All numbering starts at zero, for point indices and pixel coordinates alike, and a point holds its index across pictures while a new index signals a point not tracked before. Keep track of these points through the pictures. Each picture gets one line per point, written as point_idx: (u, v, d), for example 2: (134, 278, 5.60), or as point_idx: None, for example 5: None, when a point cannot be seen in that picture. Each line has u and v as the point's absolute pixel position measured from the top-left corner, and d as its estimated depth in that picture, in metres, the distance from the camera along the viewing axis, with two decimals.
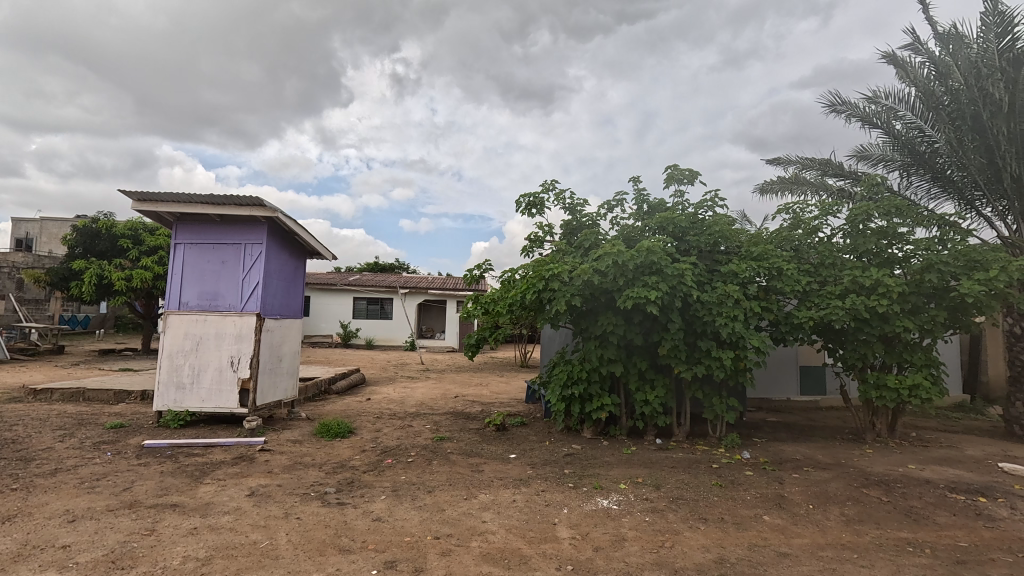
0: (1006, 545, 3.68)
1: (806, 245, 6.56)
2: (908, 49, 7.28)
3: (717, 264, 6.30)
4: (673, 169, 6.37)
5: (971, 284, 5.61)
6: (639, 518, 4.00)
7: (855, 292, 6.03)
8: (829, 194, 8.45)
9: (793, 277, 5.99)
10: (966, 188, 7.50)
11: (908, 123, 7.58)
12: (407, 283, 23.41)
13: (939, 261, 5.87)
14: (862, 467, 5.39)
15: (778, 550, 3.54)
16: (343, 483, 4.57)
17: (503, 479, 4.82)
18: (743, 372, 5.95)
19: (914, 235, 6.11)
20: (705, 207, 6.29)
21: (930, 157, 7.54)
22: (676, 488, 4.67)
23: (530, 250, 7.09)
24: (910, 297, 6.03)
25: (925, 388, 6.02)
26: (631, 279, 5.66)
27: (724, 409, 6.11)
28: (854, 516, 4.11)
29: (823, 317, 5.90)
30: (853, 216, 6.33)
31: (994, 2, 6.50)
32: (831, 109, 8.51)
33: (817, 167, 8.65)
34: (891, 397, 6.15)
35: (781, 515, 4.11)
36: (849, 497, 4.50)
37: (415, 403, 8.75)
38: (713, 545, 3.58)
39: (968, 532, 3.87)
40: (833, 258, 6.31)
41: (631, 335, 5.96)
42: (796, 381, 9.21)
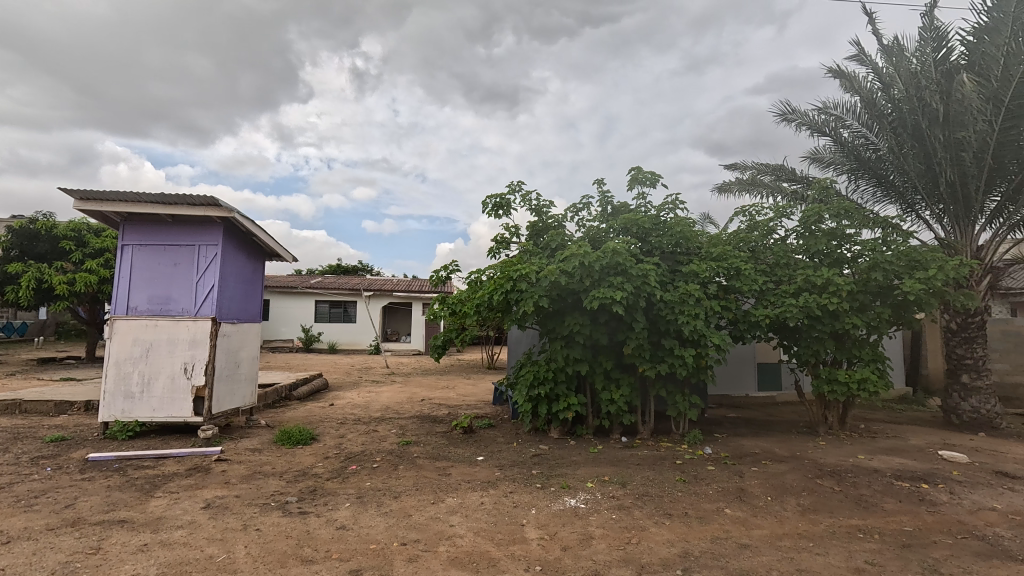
0: (947, 528, 3.91)
1: (762, 246, 6.82)
2: (854, 61, 7.69)
3: (679, 265, 6.44)
4: (635, 172, 6.49)
5: (912, 282, 5.94)
6: (606, 516, 4.04)
7: (807, 290, 6.31)
8: (783, 197, 8.80)
9: (751, 276, 6.21)
10: (906, 193, 7.95)
11: (853, 132, 8.09)
12: (371, 285, 23.01)
13: (883, 261, 6.20)
14: (816, 459, 5.62)
15: (740, 542, 3.65)
16: (304, 492, 4.43)
17: (470, 482, 4.78)
18: (704, 370, 6.14)
19: (861, 237, 6.42)
20: (667, 210, 6.43)
21: (874, 163, 8.01)
22: (642, 485, 4.74)
23: (497, 251, 7.07)
24: (858, 296, 6.33)
25: (872, 381, 6.34)
26: (596, 280, 5.70)
27: (686, 406, 6.26)
28: (809, 506, 4.29)
29: (779, 314, 6.16)
30: (805, 218, 6.63)
31: (930, 18, 6.94)
32: (783, 117, 8.90)
33: (771, 173, 9.04)
34: (842, 391, 6.44)
35: (741, 507, 4.24)
36: (804, 488, 4.68)
37: (380, 408, 8.59)
38: (677, 539, 3.66)
39: (913, 517, 4.10)
40: (787, 259, 6.59)
41: (597, 335, 6.05)
42: (754, 379, 9.53)
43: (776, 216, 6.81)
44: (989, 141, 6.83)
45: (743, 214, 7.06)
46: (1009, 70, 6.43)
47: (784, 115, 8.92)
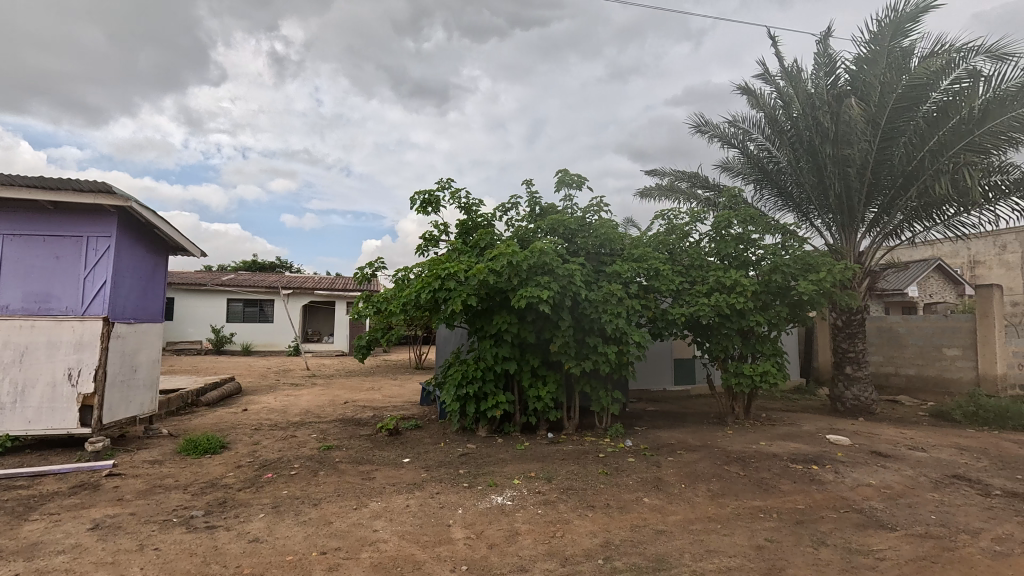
0: (832, 504, 4.37)
1: (678, 248, 7.24)
2: (760, 79, 8.37)
3: (603, 265, 6.68)
4: (562, 175, 6.64)
5: (806, 284, 6.57)
6: (532, 511, 4.11)
7: (718, 290, 6.78)
8: (697, 203, 9.40)
9: (668, 276, 6.57)
10: (801, 203, 8.76)
11: (759, 145, 8.82)
12: (290, 282, 21.80)
13: (782, 264, 6.80)
14: (724, 447, 6.06)
15: (656, 528, 3.85)
16: (212, 505, 4.10)
17: (395, 485, 4.67)
18: (626, 365, 6.42)
19: (764, 242, 7.00)
20: (592, 212, 6.65)
21: (776, 174, 8.78)
22: (567, 479, 4.87)
23: (425, 249, 6.96)
24: (761, 295, 6.90)
25: (772, 374, 6.94)
26: (524, 279, 5.78)
27: (609, 401, 6.51)
28: (718, 491, 4.61)
29: (693, 313, 6.58)
30: (716, 223, 7.12)
31: (823, 45, 7.71)
32: (698, 128, 9.50)
33: (687, 180, 9.63)
34: (747, 383, 6.99)
35: (658, 496, 4.48)
36: (714, 474, 5.02)
37: (299, 412, 8.16)
38: (599, 530, 3.79)
39: (805, 496, 4.53)
40: (701, 261, 7.04)
41: (524, 333, 6.12)
42: (671, 373, 10.11)
43: (691, 220, 7.26)
44: (869, 158, 7.68)
45: (662, 218, 7.46)
46: (885, 96, 7.28)
47: (699, 126, 9.52)
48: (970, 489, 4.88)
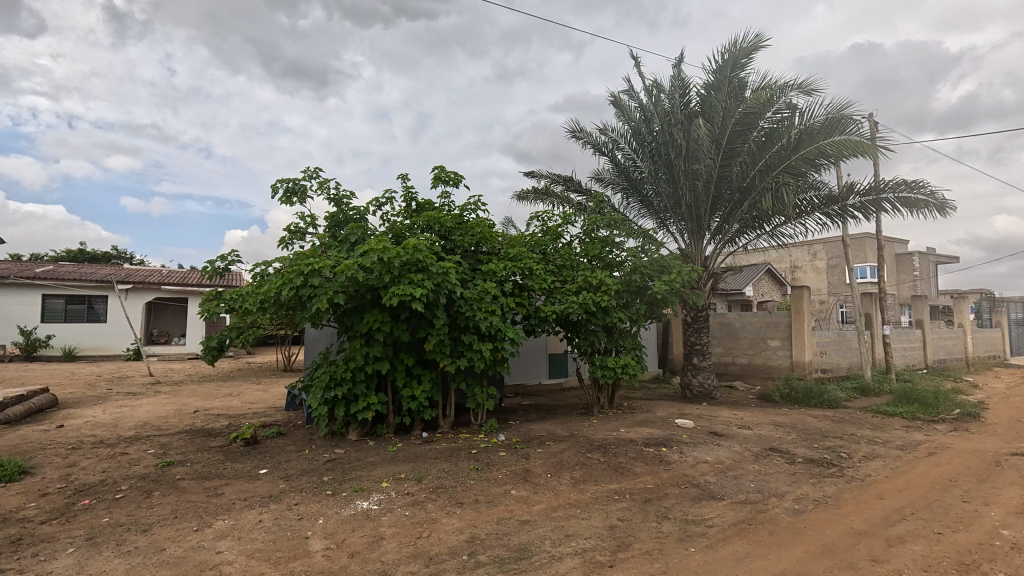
0: (675, 481, 4.90)
1: (551, 249, 7.59)
2: (626, 94, 9.08)
3: (479, 264, 6.76)
4: (439, 171, 6.59)
5: (660, 284, 7.28)
6: (399, 513, 4.02)
7: (586, 289, 7.23)
8: (570, 206, 9.92)
9: (541, 275, 6.86)
10: (659, 210, 9.68)
11: (626, 154, 9.64)
12: (130, 276, 18.92)
13: (641, 266, 7.45)
14: (588, 436, 6.49)
15: (521, 518, 3.99)
16: (2, 544, 3.39)
17: (248, 500, 4.27)
18: (500, 362, 6.57)
19: (626, 245, 7.61)
20: (469, 210, 6.69)
21: (639, 182, 9.70)
22: (437, 478, 4.84)
23: (290, 242, 6.46)
24: (623, 294, 7.48)
25: (632, 366, 7.58)
26: (397, 276, 5.63)
27: (484, 397, 6.61)
28: (580, 478, 4.92)
29: (563, 310, 6.94)
30: (585, 226, 7.59)
31: (678, 70, 8.59)
32: (573, 134, 10.04)
33: (562, 184, 10.14)
34: (610, 375, 7.55)
35: (525, 487, 4.65)
36: (577, 462, 5.35)
37: (134, 425, 7.11)
38: (466, 526, 3.83)
39: (654, 476, 5.03)
40: (571, 261, 7.45)
41: (398, 332, 5.97)
42: (545, 367, 10.59)
43: (563, 223, 7.64)
44: (713, 173, 8.75)
45: (537, 219, 7.79)
46: (726, 119, 8.37)
47: (573, 133, 10.07)
48: (781, 459, 5.79)
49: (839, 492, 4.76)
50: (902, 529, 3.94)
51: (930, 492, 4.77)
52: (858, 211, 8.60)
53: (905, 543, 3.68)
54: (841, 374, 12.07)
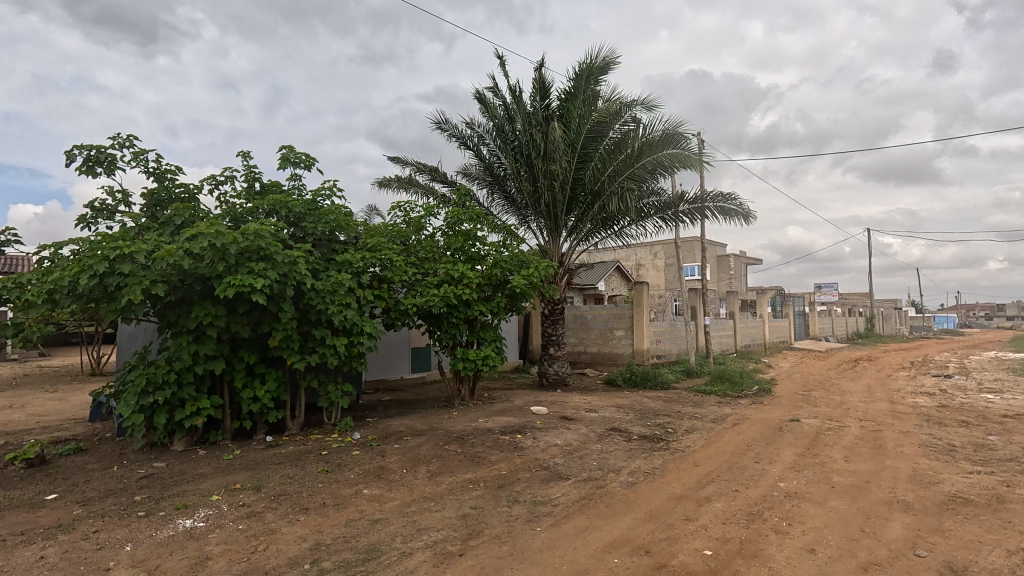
0: (527, 466, 5.15)
1: (413, 240, 7.43)
2: (491, 91, 9.24)
3: (333, 253, 6.36)
4: (287, 151, 6.05)
5: (519, 278, 7.56)
6: (231, 528, 3.62)
7: (447, 282, 7.22)
8: (435, 198, 9.83)
9: (401, 267, 6.68)
10: (521, 207, 10.06)
11: (490, 151, 9.87)
12: None
13: (502, 260, 7.65)
14: (447, 428, 6.51)
15: (371, 518, 3.86)
16: None
17: (26, 534, 3.49)
18: (356, 357, 6.27)
19: (488, 239, 7.75)
20: (322, 196, 6.26)
21: (503, 179, 10.03)
22: (280, 484, 4.46)
23: (93, 221, 5.43)
24: (485, 287, 7.61)
25: (492, 358, 7.77)
26: (234, 265, 5.05)
27: (338, 395, 6.25)
28: (436, 470, 4.92)
29: (424, 303, 6.85)
30: (448, 219, 7.57)
31: (540, 74, 8.98)
32: (439, 125, 9.94)
33: (427, 175, 10.02)
34: (471, 367, 7.68)
35: (378, 485, 4.51)
36: (434, 455, 5.33)
37: None
38: (310, 533, 3.58)
39: (508, 462, 5.23)
40: (433, 253, 7.37)
41: (235, 327, 5.36)
42: (407, 362, 10.40)
43: (425, 214, 7.53)
44: (569, 175, 9.34)
45: (398, 209, 7.60)
46: (581, 126, 9.00)
47: (439, 123, 9.97)
48: (620, 437, 6.42)
49: (664, 463, 5.42)
50: (709, 490, 4.62)
51: (732, 456, 5.68)
52: (688, 217, 9.83)
53: (711, 502, 4.31)
54: (672, 359, 13.78)
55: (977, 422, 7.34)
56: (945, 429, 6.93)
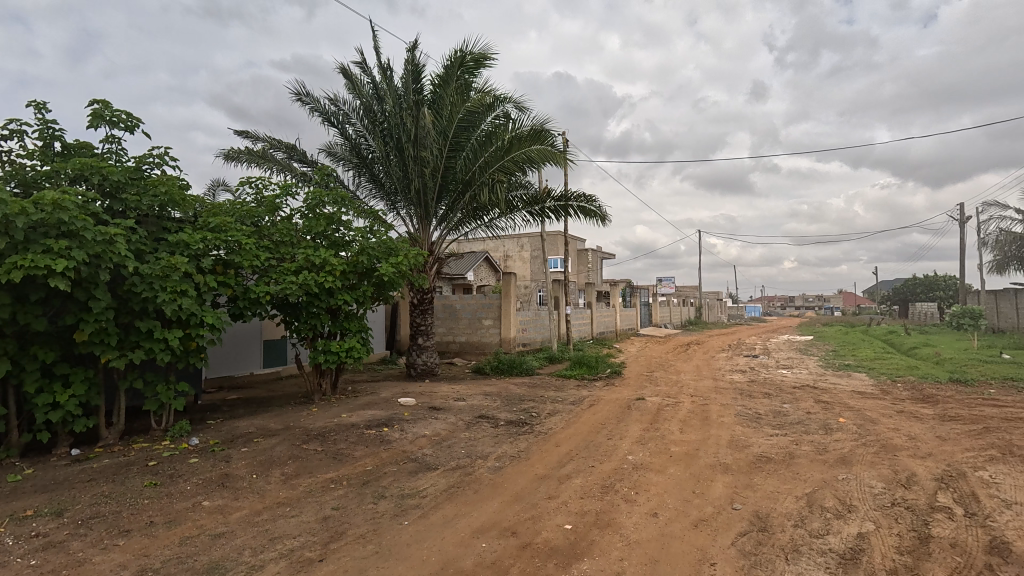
0: (394, 460, 5.00)
1: (266, 222, 6.72)
2: (359, 67, 8.71)
3: (165, 233, 5.48)
4: (100, 108, 5.07)
5: (387, 266, 7.26)
6: (18, 567, 2.93)
7: (307, 269, 6.67)
8: (293, 176, 9.00)
9: (252, 251, 6.00)
10: (390, 192, 9.68)
11: (357, 130, 9.33)
12: None
13: (368, 247, 7.28)
14: (305, 426, 6.03)
15: (213, 532, 3.42)
16: None
17: None
18: (194, 352, 5.49)
19: (353, 224, 7.31)
20: (149, 164, 5.34)
21: (370, 162, 9.57)
22: (90, 506, 3.73)
23: None
24: (350, 275, 7.16)
25: (357, 349, 7.37)
26: (22, 242, 4.07)
27: (170, 396, 5.41)
28: (292, 472, 4.53)
29: (279, 291, 6.25)
30: (309, 200, 6.98)
31: (411, 55, 8.70)
32: (298, 97, 9.10)
33: (283, 150, 9.13)
34: (334, 359, 7.22)
35: (222, 495, 4.02)
36: (290, 456, 4.91)
37: None
38: (132, 559, 3.05)
39: (373, 457, 5.02)
40: (291, 237, 6.75)
41: (25, 319, 4.35)
42: (259, 356, 9.45)
43: (281, 194, 6.85)
44: (440, 163, 9.22)
45: (249, 186, 6.81)
46: (452, 114, 8.92)
47: (299, 95, 9.13)
48: (488, 424, 6.55)
49: (528, 446, 5.65)
50: (569, 468, 4.93)
51: (589, 435, 6.13)
52: (553, 211, 10.31)
53: (570, 479, 4.61)
54: (536, 346, 14.47)
55: (775, 393, 8.90)
56: (754, 400, 8.29)
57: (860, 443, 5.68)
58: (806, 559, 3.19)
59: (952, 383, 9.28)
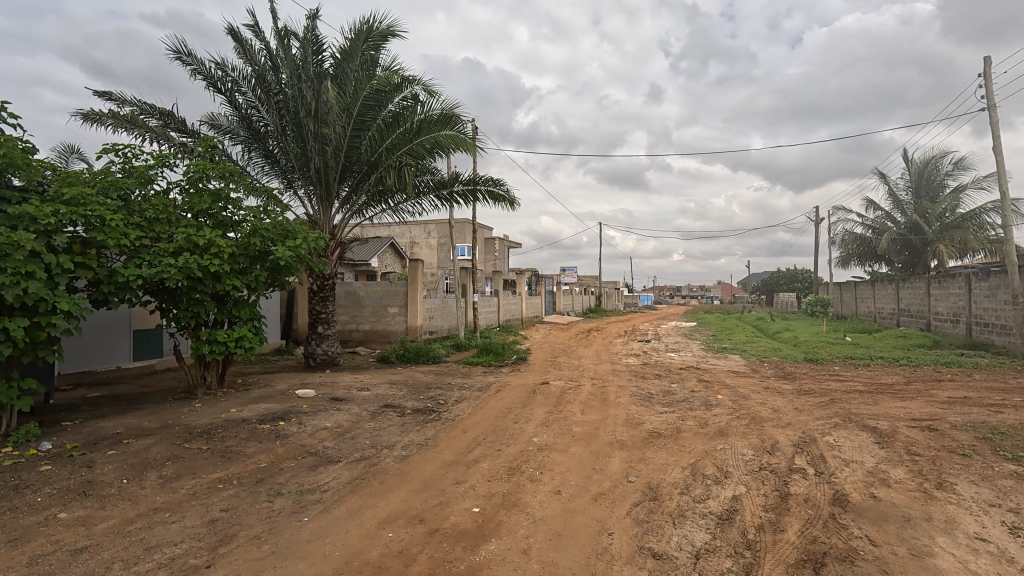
0: (292, 455, 4.71)
1: (138, 196, 5.96)
2: (250, 31, 7.97)
3: (3, 203, 4.66)
4: None
5: (283, 249, 6.76)
6: None
7: (188, 250, 6.02)
8: (170, 146, 8.03)
9: (119, 229, 5.29)
10: (286, 170, 9.03)
11: (248, 100, 8.57)
12: None
13: (262, 228, 6.72)
14: (188, 423, 5.48)
15: (73, 547, 3.00)
16: None
17: None
18: (45, 344, 4.75)
19: (243, 202, 6.71)
20: None
21: (263, 136, 8.83)
22: None
23: None
24: (241, 259, 6.56)
25: (248, 339, 6.80)
26: None
27: (13, 395, 4.62)
28: (172, 474, 4.10)
29: (154, 275, 5.59)
30: (190, 174, 6.29)
31: (311, 25, 8.14)
32: (176, 56, 8.12)
33: (157, 116, 8.10)
34: (220, 350, 6.61)
35: (84, 505, 3.53)
36: (170, 457, 4.43)
37: None
38: None
39: (268, 453, 4.69)
40: (168, 214, 6.04)
41: None
42: (128, 347, 8.40)
43: (156, 165, 6.09)
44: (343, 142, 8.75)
45: (115, 155, 5.98)
46: (357, 91, 8.49)
47: (178, 54, 8.15)
48: (393, 413, 6.41)
49: (436, 433, 5.63)
50: (477, 453, 4.98)
51: (496, 419, 6.24)
52: (462, 198, 10.24)
53: (478, 464, 4.67)
54: (443, 334, 14.37)
55: (665, 374, 9.68)
56: (646, 381, 8.95)
57: (735, 417, 6.37)
58: (691, 522, 3.53)
59: (806, 362, 10.73)
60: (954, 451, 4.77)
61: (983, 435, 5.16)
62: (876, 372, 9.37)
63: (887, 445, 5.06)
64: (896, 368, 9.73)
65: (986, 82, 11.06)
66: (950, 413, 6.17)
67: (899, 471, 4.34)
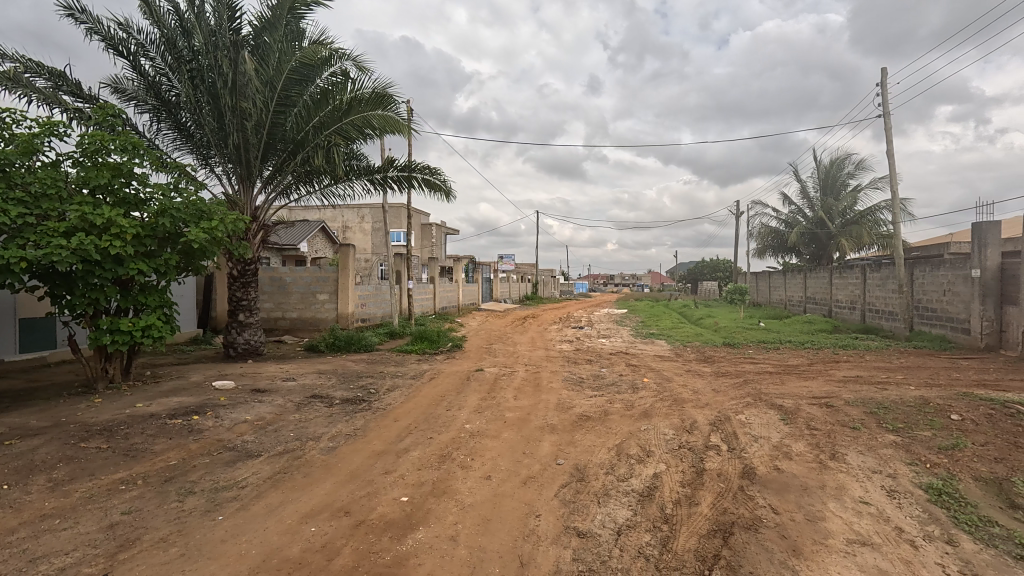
0: (207, 450, 4.42)
1: (20, 167, 5.29)
2: None
3: None
4: None
5: (196, 231, 6.24)
6: None
7: (83, 230, 5.42)
8: (61, 112, 7.17)
9: None
10: (201, 145, 8.35)
11: (155, 66, 7.81)
12: None
13: (171, 208, 6.16)
14: (85, 420, 4.98)
15: None
16: None
17: None
18: None
19: (149, 179, 6.11)
20: None
21: (174, 106, 8.09)
22: None
23: None
24: (147, 240, 5.99)
25: (157, 328, 6.25)
26: None
27: None
28: (64, 477, 3.72)
29: (41, 258, 5.00)
30: (85, 144, 5.65)
31: None
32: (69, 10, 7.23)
33: (46, 77, 7.20)
34: (124, 340, 6.05)
35: None
36: (62, 458, 4.01)
37: None
38: None
39: (179, 450, 4.37)
40: (59, 189, 5.41)
41: None
42: (13, 339, 7.50)
43: (42, 133, 5.42)
44: (265, 117, 8.20)
45: None
46: (280, 64, 7.98)
47: (70, 8, 7.26)
48: (321, 404, 6.18)
49: (365, 423, 5.48)
50: (407, 442, 4.91)
51: (428, 407, 6.18)
52: (396, 182, 9.92)
53: (409, 453, 4.60)
54: (376, 321, 14.00)
55: (596, 359, 10.02)
56: (578, 366, 9.21)
57: (659, 398, 6.71)
58: (614, 500, 3.68)
59: (725, 346, 11.49)
60: (847, 424, 5.30)
61: (870, 410, 5.77)
62: (784, 355, 10.20)
63: (790, 421, 5.52)
64: (801, 351, 10.64)
65: (882, 91, 12.22)
66: (844, 390, 6.85)
67: (799, 444, 4.76)
